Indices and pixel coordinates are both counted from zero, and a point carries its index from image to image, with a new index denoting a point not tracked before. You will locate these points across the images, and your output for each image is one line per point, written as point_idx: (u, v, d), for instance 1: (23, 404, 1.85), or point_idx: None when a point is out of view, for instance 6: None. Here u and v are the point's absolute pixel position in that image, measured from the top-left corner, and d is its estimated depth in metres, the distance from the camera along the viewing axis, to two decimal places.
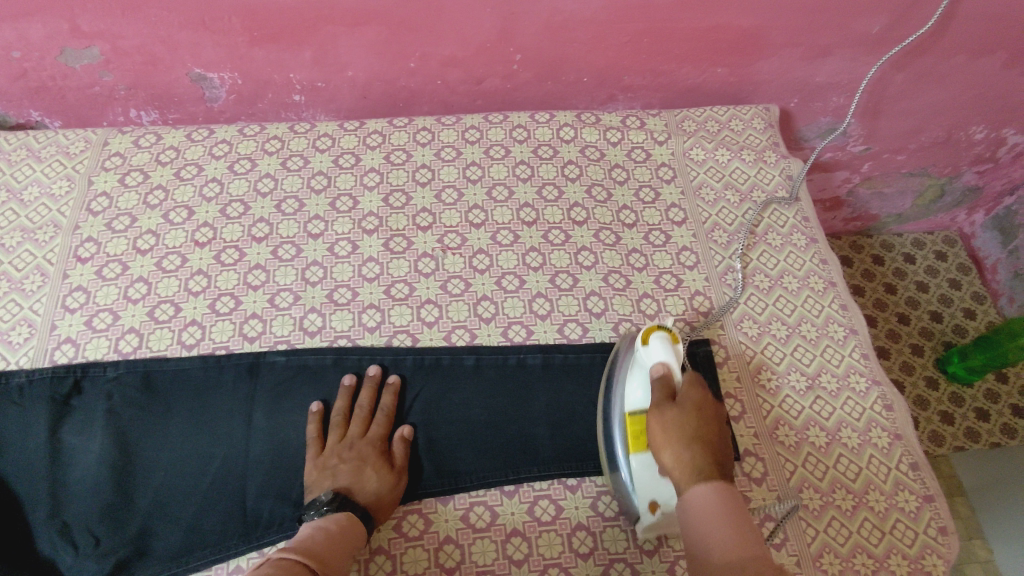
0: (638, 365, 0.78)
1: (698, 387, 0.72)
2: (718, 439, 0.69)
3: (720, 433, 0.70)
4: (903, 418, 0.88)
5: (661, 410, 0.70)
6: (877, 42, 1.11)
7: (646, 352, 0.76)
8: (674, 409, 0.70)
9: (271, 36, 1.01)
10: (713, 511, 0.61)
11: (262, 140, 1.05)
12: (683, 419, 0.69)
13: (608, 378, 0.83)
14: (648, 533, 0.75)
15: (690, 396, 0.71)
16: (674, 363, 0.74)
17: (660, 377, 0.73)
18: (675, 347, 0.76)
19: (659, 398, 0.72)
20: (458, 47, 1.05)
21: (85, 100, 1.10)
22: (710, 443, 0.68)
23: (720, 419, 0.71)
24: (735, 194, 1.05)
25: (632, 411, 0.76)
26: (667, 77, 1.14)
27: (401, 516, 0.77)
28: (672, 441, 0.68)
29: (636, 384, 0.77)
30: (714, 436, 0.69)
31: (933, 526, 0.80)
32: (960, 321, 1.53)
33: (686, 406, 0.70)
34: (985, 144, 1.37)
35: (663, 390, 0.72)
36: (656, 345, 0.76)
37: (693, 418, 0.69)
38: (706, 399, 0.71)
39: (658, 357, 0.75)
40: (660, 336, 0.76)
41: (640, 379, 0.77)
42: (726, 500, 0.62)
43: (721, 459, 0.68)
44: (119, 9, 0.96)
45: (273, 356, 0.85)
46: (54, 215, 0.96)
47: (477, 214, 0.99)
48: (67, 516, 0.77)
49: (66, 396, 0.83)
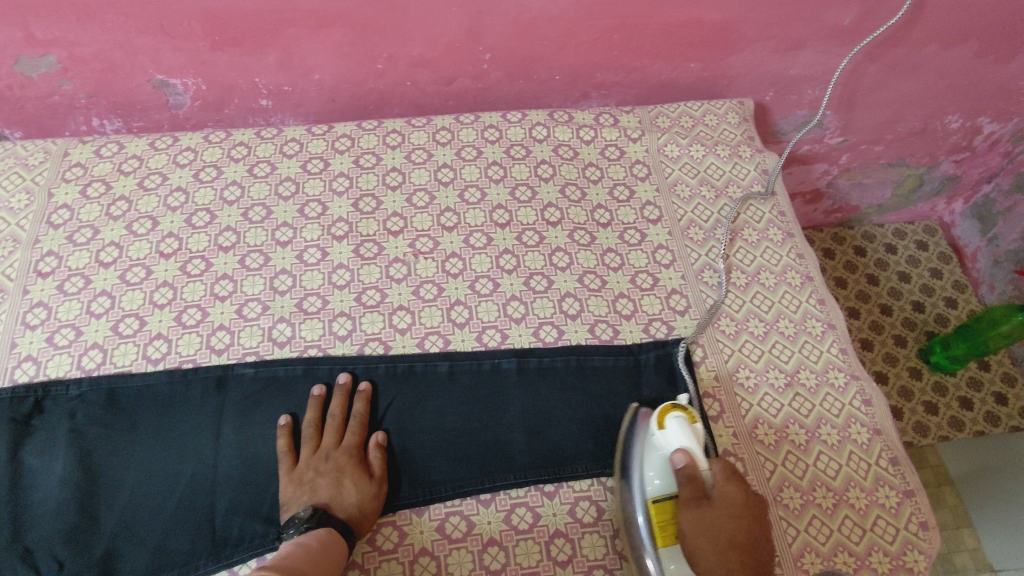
0: (655, 450, 0.75)
1: (734, 484, 0.69)
2: (757, 545, 0.66)
3: (761, 537, 0.67)
4: (883, 413, 0.87)
5: (693, 511, 0.68)
6: (849, 33, 1.10)
7: (664, 437, 0.74)
8: (708, 512, 0.68)
9: (233, 41, 0.99)
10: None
11: (228, 147, 1.02)
12: (718, 524, 0.67)
13: (618, 463, 0.78)
14: None
15: (725, 495, 0.68)
16: (696, 448, 0.73)
17: (687, 467, 0.70)
18: (694, 428, 0.75)
19: (687, 495, 0.69)
20: (426, 48, 1.04)
21: (44, 109, 1.07)
22: (746, 550, 0.65)
23: (761, 518, 0.68)
24: (710, 190, 1.04)
25: (654, 499, 0.72)
26: (640, 73, 1.13)
27: (377, 528, 0.76)
28: (705, 548, 0.66)
29: (655, 471, 0.73)
30: (752, 541, 0.66)
31: (915, 521, 0.79)
32: (942, 310, 1.53)
33: (721, 508, 0.67)
34: (960, 133, 1.37)
35: (694, 486, 0.69)
36: (675, 429, 0.74)
37: (728, 522, 0.66)
38: (743, 498, 0.68)
39: (678, 442, 0.73)
40: (678, 418, 0.75)
41: (659, 466, 0.74)
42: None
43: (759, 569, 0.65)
44: (73, 16, 0.93)
45: (242, 368, 0.83)
46: (13, 229, 0.93)
47: (449, 217, 0.98)
48: (29, 540, 0.75)
49: (26, 416, 0.80)
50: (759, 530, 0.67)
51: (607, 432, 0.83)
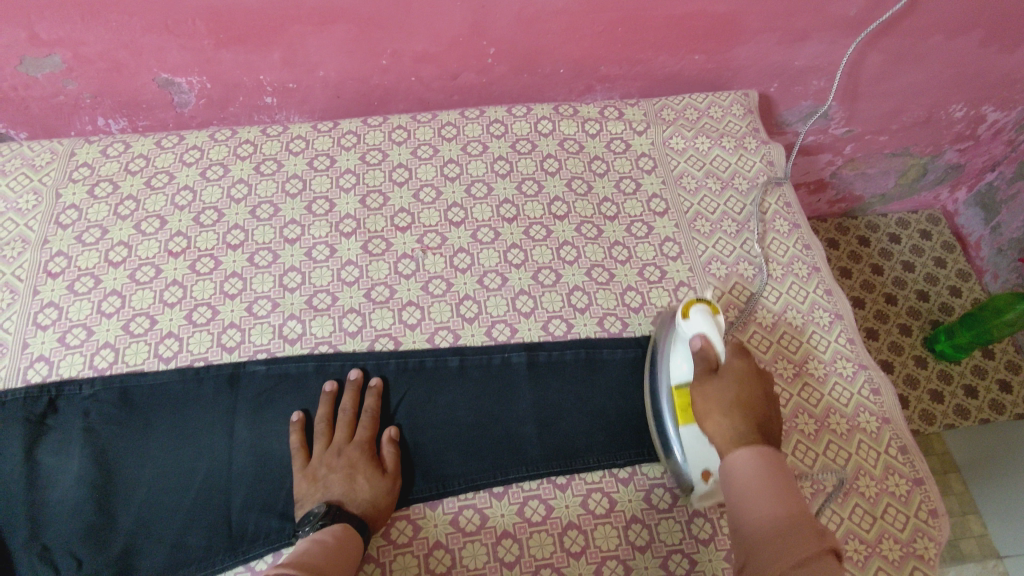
0: (679, 339, 0.78)
1: (741, 356, 0.73)
2: (763, 405, 0.69)
3: (766, 398, 0.70)
4: (891, 401, 0.87)
5: (704, 380, 0.72)
6: (854, 23, 1.10)
7: (686, 325, 0.76)
8: (716, 379, 0.71)
9: (237, 38, 0.99)
10: (755, 480, 0.61)
11: (234, 144, 1.02)
12: (726, 387, 0.70)
13: (653, 355, 0.84)
14: (702, 502, 0.77)
15: (733, 366, 0.72)
16: (714, 333, 0.74)
17: (701, 350, 0.73)
18: (715, 318, 0.76)
19: (700, 371, 0.73)
20: (430, 43, 1.04)
21: (50, 109, 1.07)
22: (753, 407, 0.68)
23: (767, 387, 0.72)
24: (716, 182, 1.04)
25: (678, 384, 0.77)
26: (644, 65, 1.13)
27: (391, 522, 0.76)
28: (713, 407, 0.69)
29: (680, 358, 0.77)
30: (758, 403, 0.69)
31: (924, 509, 0.80)
32: (946, 299, 1.53)
33: (728, 374, 0.71)
34: (964, 122, 1.37)
35: (705, 363, 0.73)
36: (697, 317, 0.76)
37: (735, 386, 0.70)
38: (750, 369, 0.72)
39: (698, 329, 0.75)
40: (700, 308, 0.76)
41: (683, 353, 0.77)
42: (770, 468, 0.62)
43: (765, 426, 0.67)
44: (77, 15, 0.93)
45: (253, 365, 0.84)
46: (21, 230, 0.94)
47: (456, 212, 0.98)
48: (46, 539, 0.75)
49: (40, 416, 0.81)
50: (763, 394, 0.70)
51: (617, 423, 0.83)
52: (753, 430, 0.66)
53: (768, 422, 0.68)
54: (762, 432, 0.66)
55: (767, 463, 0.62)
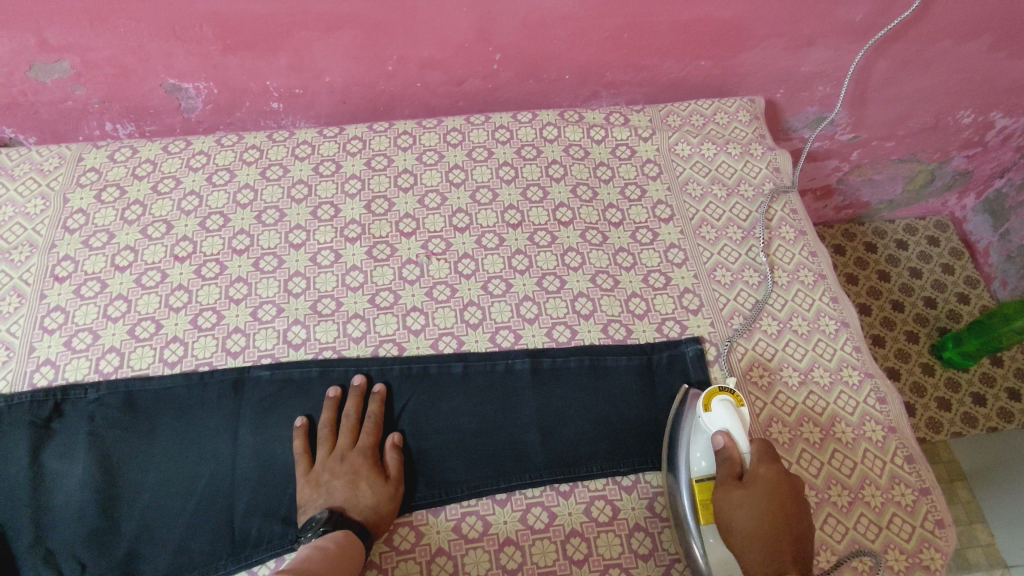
0: (699, 432, 0.78)
1: (769, 464, 0.72)
2: (795, 519, 0.68)
3: (798, 512, 0.68)
4: (898, 411, 0.87)
5: (728, 487, 0.72)
6: (861, 29, 1.10)
7: (708, 418, 0.77)
8: (743, 491, 0.70)
9: (244, 44, 0.99)
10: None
11: (240, 150, 1.03)
12: (753, 500, 0.69)
13: (665, 445, 0.80)
14: None
15: (759, 475, 0.71)
16: (738, 429, 0.76)
17: (726, 448, 0.74)
18: (738, 412, 0.78)
19: (724, 473, 0.73)
20: (436, 49, 1.04)
21: (58, 114, 1.08)
22: (783, 522, 0.67)
23: (798, 496, 0.70)
24: (721, 189, 1.04)
25: (699, 479, 0.75)
26: (650, 71, 1.13)
27: (394, 528, 0.76)
28: (741, 525, 0.68)
29: (700, 452, 0.76)
30: (790, 517, 0.67)
31: (931, 519, 0.79)
32: (954, 306, 1.52)
33: (755, 485, 0.70)
34: (973, 128, 1.36)
35: (730, 466, 0.73)
36: (720, 410, 0.77)
37: (763, 498, 0.69)
38: (779, 476, 0.71)
39: (721, 424, 0.76)
40: (723, 400, 0.77)
41: (703, 447, 0.76)
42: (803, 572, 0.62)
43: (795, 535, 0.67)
44: (86, 21, 0.94)
45: (258, 370, 0.84)
46: (29, 234, 0.94)
47: (461, 218, 0.98)
48: (51, 542, 0.76)
49: (46, 420, 0.81)
50: (796, 506, 0.69)
51: (621, 432, 0.83)
52: (782, 547, 0.65)
53: (801, 539, 0.67)
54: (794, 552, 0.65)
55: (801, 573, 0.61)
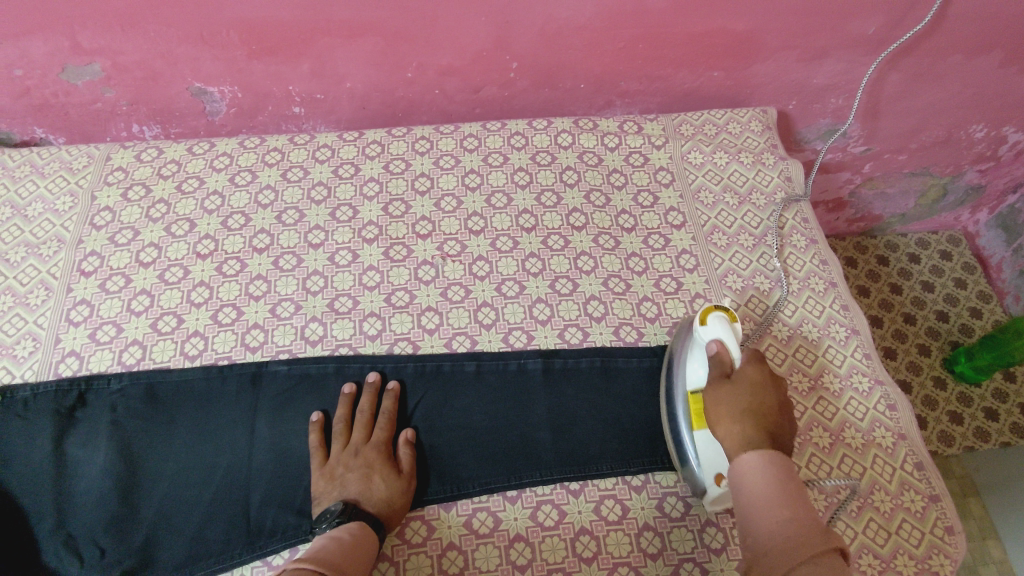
0: (696, 344, 0.79)
1: (756, 364, 0.73)
2: (775, 413, 0.69)
3: (778, 407, 0.70)
4: (907, 417, 0.87)
5: (716, 386, 0.73)
6: (873, 43, 1.11)
7: (703, 331, 0.78)
8: (729, 387, 0.71)
9: (269, 49, 1.02)
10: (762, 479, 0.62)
11: (262, 152, 1.06)
12: (738, 395, 0.70)
13: (671, 361, 0.84)
14: (713, 504, 0.76)
15: (745, 373, 0.72)
16: (730, 339, 0.76)
17: (716, 354, 0.75)
18: (732, 325, 0.78)
19: (713, 376, 0.74)
20: (455, 57, 1.06)
21: (88, 116, 1.12)
22: (764, 415, 0.68)
23: (781, 396, 0.72)
24: (733, 197, 1.05)
25: (693, 388, 0.77)
26: (664, 81, 1.15)
27: (406, 523, 0.77)
28: (722, 416, 0.70)
29: (696, 363, 0.78)
30: (769, 409, 0.69)
31: (940, 525, 0.79)
32: (966, 320, 1.52)
33: (741, 381, 0.72)
34: (985, 142, 1.37)
35: (719, 368, 0.74)
36: (714, 324, 0.77)
37: (747, 393, 0.70)
38: (765, 376, 0.72)
39: (714, 335, 0.77)
40: (717, 315, 0.78)
41: (699, 358, 0.78)
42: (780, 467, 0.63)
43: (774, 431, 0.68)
44: (118, 25, 0.97)
45: (276, 365, 0.86)
46: (58, 230, 0.97)
47: (476, 221, 1.00)
48: (72, 528, 0.77)
49: (70, 409, 0.83)
50: (778, 401, 0.70)
51: (631, 432, 0.84)
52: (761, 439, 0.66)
53: (779, 431, 0.68)
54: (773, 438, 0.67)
55: (775, 466, 0.63)
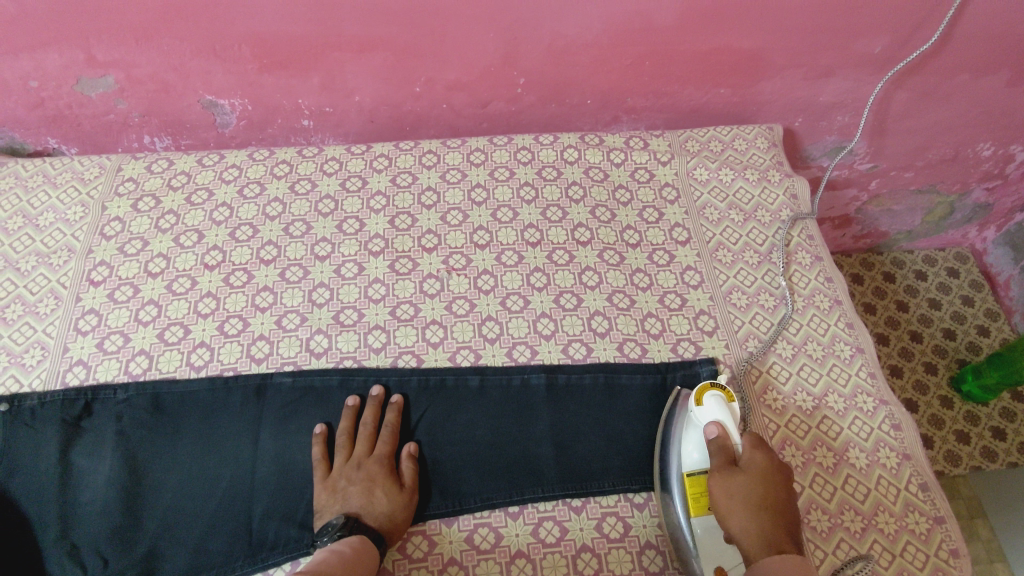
0: (693, 426, 0.81)
1: (762, 450, 0.75)
2: (785, 505, 0.71)
3: (787, 496, 0.72)
4: (912, 438, 0.87)
5: (725, 474, 0.74)
6: (879, 62, 1.12)
7: (702, 412, 0.80)
8: (740, 477, 0.73)
9: (280, 63, 1.04)
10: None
11: (271, 164, 1.07)
12: (751, 485, 0.72)
13: (659, 442, 0.83)
14: None
15: (754, 460, 0.74)
16: (730, 422, 0.79)
17: (718, 438, 0.77)
18: (729, 406, 0.81)
19: (718, 462, 0.76)
20: (463, 72, 1.07)
21: (100, 127, 1.13)
22: (775, 508, 0.70)
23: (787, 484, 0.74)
24: (739, 214, 1.05)
25: (692, 472, 0.78)
26: (670, 98, 1.16)
27: (407, 537, 0.77)
28: (735, 509, 0.71)
29: (693, 445, 0.79)
30: (780, 501, 0.71)
31: (945, 548, 0.78)
32: (973, 338, 1.51)
33: (751, 470, 0.73)
34: (992, 161, 1.37)
35: (724, 455, 0.76)
36: (711, 404, 0.80)
37: (760, 485, 0.72)
38: (771, 464, 0.74)
39: (715, 417, 0.79)
40: (715, 395, 0.81)
41: (697, 440, 0.79)
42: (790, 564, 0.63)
43: (787, 524, 0.69)
44: (133, 39, 0.99)
45: (280, 377, 0.86)
46: (68, 240, 0.98)
47: (482, 235, 1.00)
48: (75, 537, 0.78)
49: (76, 418, 0.84)
50: (786, 490, 0.72)
51: (634, 450, 0.84)
52: (778, 535, 0.68)
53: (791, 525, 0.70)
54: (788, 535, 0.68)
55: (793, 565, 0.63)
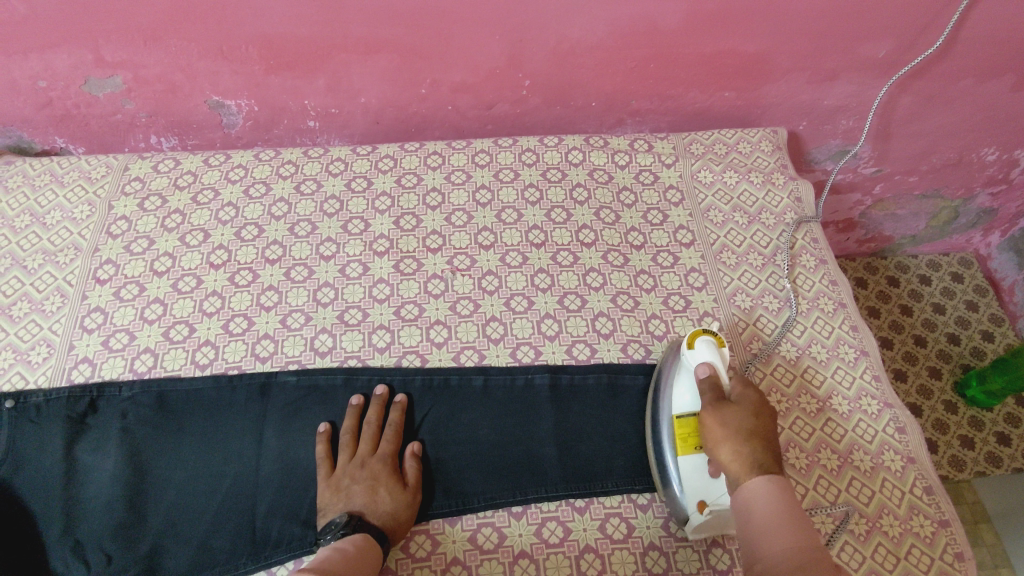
0: (683, 369, 0.81)
1: (752, 389, 0.75)
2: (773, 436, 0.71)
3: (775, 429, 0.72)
4: (917, 440, 0.87)
5: (718, 407, 0.72)
6: (883, 66, 1.12)
7: (692, 355, 0.80)
8: (732, 409, 0.72)
9: (287, 64, 1.04)
10: (772, 506, 0.63)
11: (277, 164, 1.07)
12: (742, 416, 0.71)
13: (655, 387, 0.84)
14: (695, 533, 0.76)
15: (746, 396, 0.74)
16: (719, 363, 0.78)
17: (710, 377, 0.76)
18: (720, 350, 0.80)
19: (708, 398, 0.74)
20: (468, 74, 1.08)
21: (107, 127, 1.14)
22: (766, 438, 0.70)
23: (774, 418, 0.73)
24: (743, 216, 1.05)
25: (681, 413, 0.78)
26: (675, 101, 1.16)
27: (410, 536, 0.77)
28: (727, 436, 0.69)
29: (683, 389, 0.79)
30: (770, 433, 0.71)
31: (950, 551, 0.78)
32: (978, 343, 1.51)
33: (743, 404, 0.72)
34: (997, 165, 1.37)
35: (715, 391, 0.74)
36: (701, 347, 0.79)
37: (752, 417, 0.71)
38: (761, 399, 0.74)
39: (704, 359, 0.78)
40: (705, 339, 0.80)
41: (687, 383, 0.79)
42: (784, 493, 0.64)
43: (777, 453, 0.69)
44: (141, 39, 0.99)
45: (284, 376, 0.86)
46: (74, 238, 0.99)
47: (486, 236, 1.00)
48: (79, 534, 0.78)
49: (81, 415, 0.84)
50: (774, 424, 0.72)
51: (638, 450, 0.84)
52: (769, 462, 0.67)
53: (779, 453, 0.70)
54: (777, 462, 0.68)
55: (784, 493, 0.64)
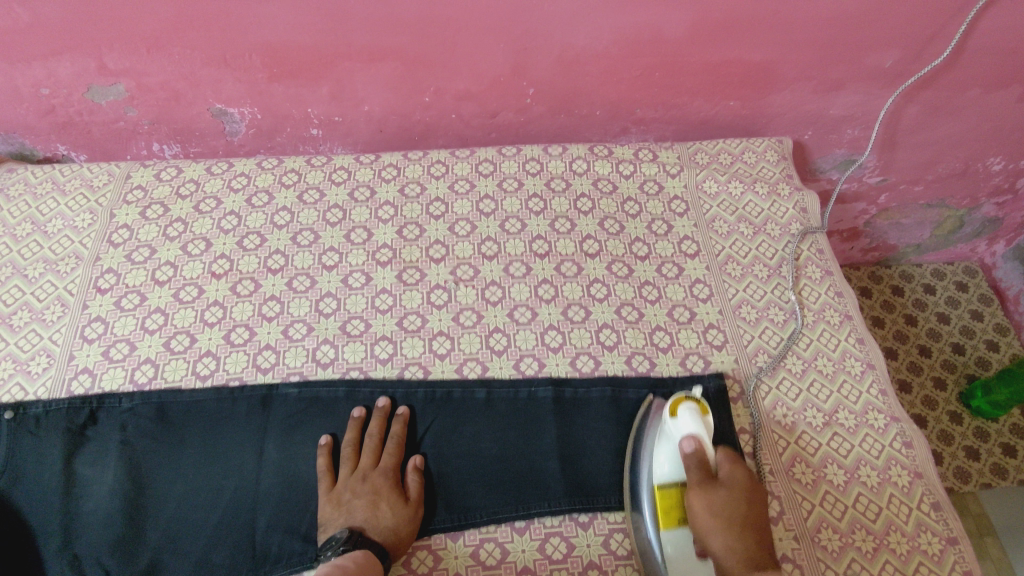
0: (665, 437, 0.79)
1: (739, 467, 0.76)
2: (759, 521, 0.73)
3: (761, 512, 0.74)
4: (924, 456, 0.86)
5: (707, 489, 0.74)
6: (890, 76, 1.11)
7: (675, 424, 0.79)
8: (722, 494, 0.73)
9: (290, 72, 1.04)
10: None
11: (279, 173, 1.07)
12: (730, 502, 0.73)
13: (631, 450, 0.82)
14: None
15: (734, 477, 0.75)
16: (704, 435, 0.77)
17: (696, 452, 0.76)
18: (703, 419, 0.79)
19: (697, 476, 0.75)
20: (472, 82, 1.07)
21: (109, 134, 1.13)
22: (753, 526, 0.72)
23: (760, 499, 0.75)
24: (748, 227, 1.05)
25: (662, 484, 0.76)
26: (680, 110, 1.15)
27: (412, 552, 0.77)
28: (719, 525, 0.71)
29: (665, 457, 0.78)
30: (756, 518, 0.73)
31: (958, 570, 0.77)
32: (983, 353, 1.50)
33: (732, 487, 0.74)
34: (1003, 175, 1.36)
35: (703, 470, 0.75)
36: (685, 417, 0.78)
37: (742, 502, 0.73)
38: (747, 480, 0.76)
39: (688, 430, 0.77)
40: (689, 406, 0.79)
41: (668, 453, 0.78)
42: None
43: (763, 541, 0.71)
44: (144, 47, 0.99)
45: (286, 388, 0.86)
46: (76, 247, 0.98)
47: (490, 246, 1.00)
48: (78, 547, 0.77)
49: (81, 427, 0.84)
50: (760, 507, 0.74)
51: None
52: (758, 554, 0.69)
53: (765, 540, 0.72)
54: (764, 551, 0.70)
55: None
